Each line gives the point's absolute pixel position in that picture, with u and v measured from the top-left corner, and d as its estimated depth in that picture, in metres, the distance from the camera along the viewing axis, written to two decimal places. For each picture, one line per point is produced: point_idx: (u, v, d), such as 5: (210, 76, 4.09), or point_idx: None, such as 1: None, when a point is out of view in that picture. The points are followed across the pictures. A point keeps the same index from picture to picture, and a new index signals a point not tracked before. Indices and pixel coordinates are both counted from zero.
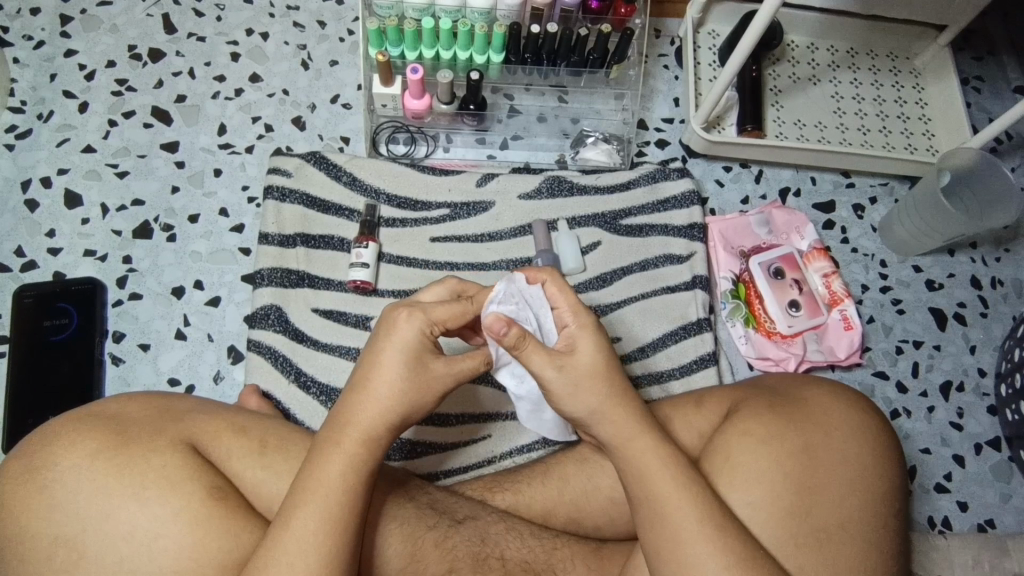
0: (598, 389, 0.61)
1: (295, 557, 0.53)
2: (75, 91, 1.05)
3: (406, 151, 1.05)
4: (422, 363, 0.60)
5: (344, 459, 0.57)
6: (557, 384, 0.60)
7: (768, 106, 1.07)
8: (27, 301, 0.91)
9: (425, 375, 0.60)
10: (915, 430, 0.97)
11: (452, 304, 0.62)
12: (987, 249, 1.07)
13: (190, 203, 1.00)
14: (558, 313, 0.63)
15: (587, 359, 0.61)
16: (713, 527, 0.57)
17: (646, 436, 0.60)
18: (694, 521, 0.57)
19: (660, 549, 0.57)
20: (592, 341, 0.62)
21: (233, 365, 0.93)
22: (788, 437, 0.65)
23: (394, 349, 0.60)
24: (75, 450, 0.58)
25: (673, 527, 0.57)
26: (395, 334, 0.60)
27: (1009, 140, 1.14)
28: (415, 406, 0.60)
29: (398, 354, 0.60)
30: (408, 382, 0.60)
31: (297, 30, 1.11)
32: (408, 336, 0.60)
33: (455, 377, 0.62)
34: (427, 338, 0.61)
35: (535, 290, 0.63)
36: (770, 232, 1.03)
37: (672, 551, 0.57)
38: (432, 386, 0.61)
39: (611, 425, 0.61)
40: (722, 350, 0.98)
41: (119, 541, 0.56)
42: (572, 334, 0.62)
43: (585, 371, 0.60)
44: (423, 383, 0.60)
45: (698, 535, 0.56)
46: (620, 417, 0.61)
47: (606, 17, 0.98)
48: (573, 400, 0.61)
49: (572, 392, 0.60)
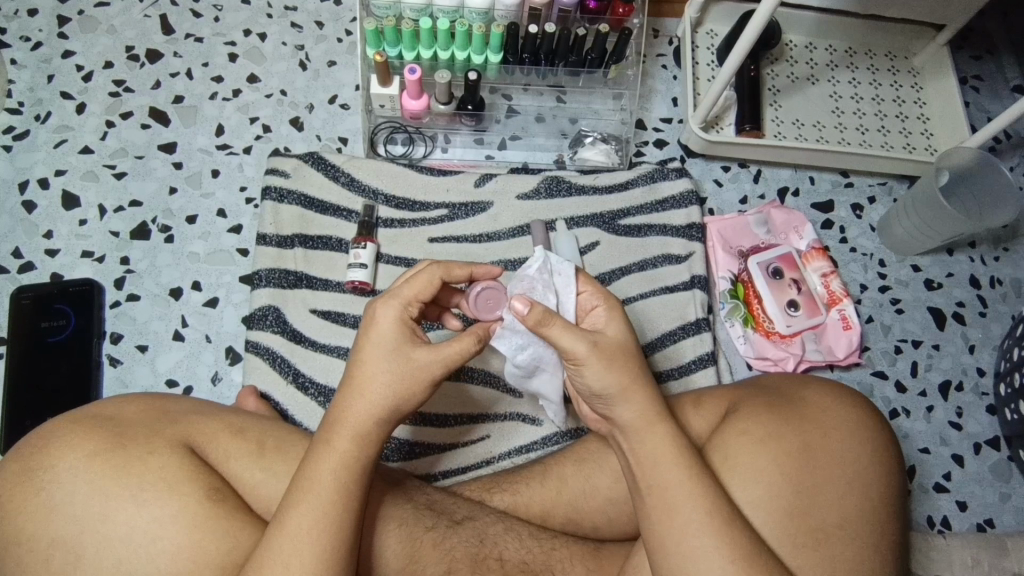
0: (628, 367, 0.61)
1: (291, 556, 0.53)
2: (73, 92, 1.05)
3: (404, 151, 1.05)
4: (403, 351, 0.60)
5: (338, 458, 0.57)
6: (589, 358, 0.60)
7: (766, 106, 1.07)
8: (25, 302, 0.91)
9: (407, 362, 0.60)
10: (914, 430, 0.97)
11: (418, 278, 0.63)
12: (986, 249, 1.07)
13: (188, 204, 1.00)
14: (586, 296, 0.66)
15: (607, 343, 0.62)
16: (713, 523, 0.56)
17: (661, 425, 0.60)
18: (695, 516, 0.57)
19: (661, 544, 0.57)
20: (622, 324, 0.64)
21: (231, 366, 0.93)
22: (786, 435, 0.65)
23: (375, 340, 0.61)
24: (73, 452, 0.58)
25: (674, 522, 0.57)
26: (374, 323, 0.61)
27: (1008, 139, 1.14)
28: (404, 398, 0.60)
29: (380, 344, 0.60)
30: (392, 371, 0.60)
31: (295, 31, 1.11)
32: (386, 324, 0.61)
33: (441, 363, 0.61)
34: (406, 325, 0.62)
35: (566, 272, 0.66)
36: (769, 232, 1.03)
37: (674, 546, 0.56)
38: (417, 375, 0.60)
39: (632, 406, 0.60)
40: (721, 350, 0.98)
41: (116, 543, 0.56)
42: (602, 315, 0.65)
43: (617, 349, 0.61)
44: (406, 371, 0.60)
45: (700, 530, 0.56)
46: (642, 397, 0.60)
47: (604, 17, 0.98)
48: (601, 376, 0.60)
49: (602, 367, 0.60)
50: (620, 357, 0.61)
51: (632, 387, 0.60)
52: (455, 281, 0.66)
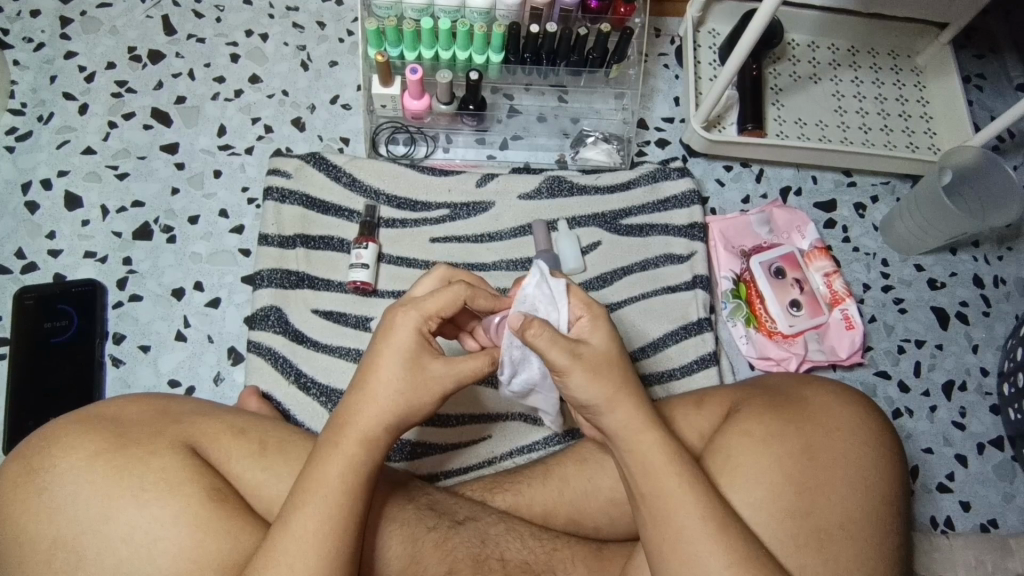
0: (611, 378, 0.60)
1: (295, 558, 0.53)
2: (75, 92, 1.05)
3: (406, 151, 1.05)
4: (419, 362, 0.60)
5: (345, 462, 0.57)
6: (574, 370, 0.59)
7: (768, 106, 1.07)
8: (28, 302, 0.91)
9: (421, 375, 0.60)
10: (917, 430, 0.97)
11: (442, 292, 0.62)
12: (990, 248, 1.07)
13: (190, 205, 1.00)
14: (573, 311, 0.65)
15: (600, 347, 0.61)
16: (710, 527, 0.56)
17: (657, 430, 0.60)
18: (697, 518, 0.56)
19: (661, 546, 0.57)
20: (606, 330, 0.63)
21: (233, 366, 0.93)
22: (788, 437, 0.64)
23: (391, 347, 0.60)
24: (74, 452, 0.58)
25: (676, 524, 0.57)
26: (392, 332, 0.60)
27: (1011, 139, 1.13)
28: (414, 409, 0.60)
29: (395, 353, 0.60)
30: (408, 381, 0.60)
31: (296, 31, 1.11)
32: (405, 334, 0.60)
33: (455, 378, 0.61)
34: (424, 336, 0.61)
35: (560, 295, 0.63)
36: (772, 233, 1.03)
37: (673, 550, 0.56)
38: (428, 385, 0.60)
39: (622, 415, 0.60)
40: (722, 350, 0.98)
41: (118, 544, 0.56)
42: (586, 326, 0.63)
43: (602, 360, 0.60)
44: (421, 383, 0.60)
45: (702, 532, 0.56)
46: (629, 407, 0.60)
47: (605, 17, 0.98)
48: (583, 388, 0.60)
49: (585, 379, 0.59)
50: (604, 367, 0.60)
51: (621, 395, 0.60)
52: (479, 311, 0.65)
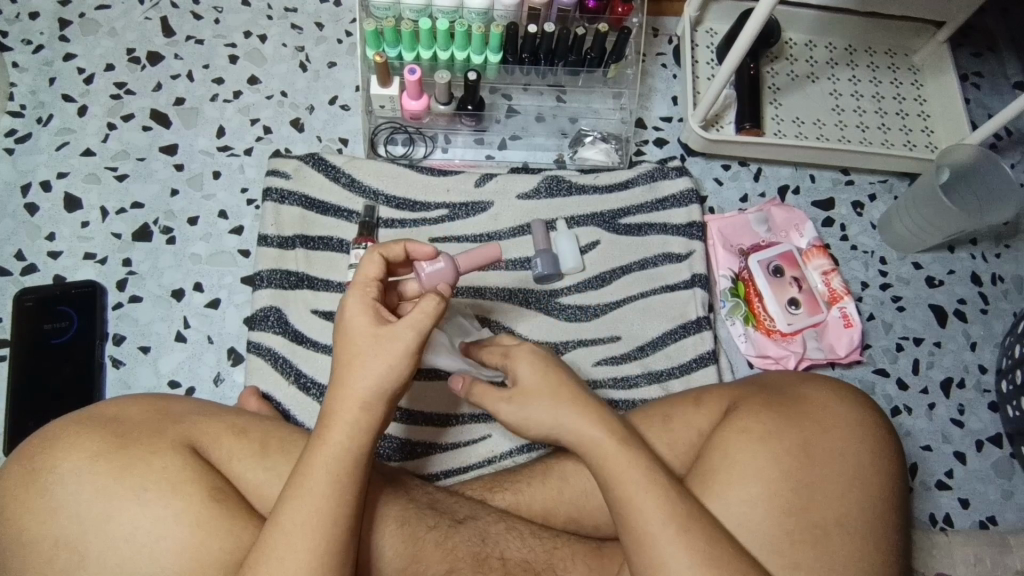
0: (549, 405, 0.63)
1: (285, 553, 0.53)
2: (74, 94, 1.05)
3: (404, 152, 1.05)
4: (375, 332, 0.60)
5: (332, 455, 0.57)
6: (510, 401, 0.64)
7: (766, 105, 1.07)
8: (28, 304, 0.92)
9: (381, 339, 0.60)
10: (915, 428, 0.97)
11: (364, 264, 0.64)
12: (988, 246, 1.07)
13: (189, 206, 1.00)
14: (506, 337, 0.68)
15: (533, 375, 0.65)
16: (676, 525, 0.56)
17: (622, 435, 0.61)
18: (661, 519, 0.57)
19: (631, 546, 0.57)
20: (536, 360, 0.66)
21: (233, 366, 0.93)
22: (783, 436, 0.65)
23: (349, 330, 0.61)
24: (76, 451, 0.58)
25: (641, 525, 0.57)
26: (347, 315, 0.62)
27: (1009, 136, 1.14)
28: (389, 380, 0.59)
29: (353, 334, 0.60)
30: (367, 346, 0.60)
31: (295, 32, 1.11)
32: (353, 310, 0.62)
33: (411, 328, 0.60)
34: (371, 308, 0.62)
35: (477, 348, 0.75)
36: (769, 231, 1.03)
37: (642, 548, 0.57)
38: (391, 347, 0.59)
39: (574, 435, 0.62)
40: (721, 349, 0.98)
41: (119, 543, 0.56)
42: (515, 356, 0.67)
43: (530, 388, 0.64)
44: (380, 343, 0.60)
45: (667, 531, 0.56)
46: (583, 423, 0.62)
47: (603, 16, 0.98)
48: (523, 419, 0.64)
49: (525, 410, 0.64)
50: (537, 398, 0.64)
51: (564, 419, 0.62)
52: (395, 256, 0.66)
